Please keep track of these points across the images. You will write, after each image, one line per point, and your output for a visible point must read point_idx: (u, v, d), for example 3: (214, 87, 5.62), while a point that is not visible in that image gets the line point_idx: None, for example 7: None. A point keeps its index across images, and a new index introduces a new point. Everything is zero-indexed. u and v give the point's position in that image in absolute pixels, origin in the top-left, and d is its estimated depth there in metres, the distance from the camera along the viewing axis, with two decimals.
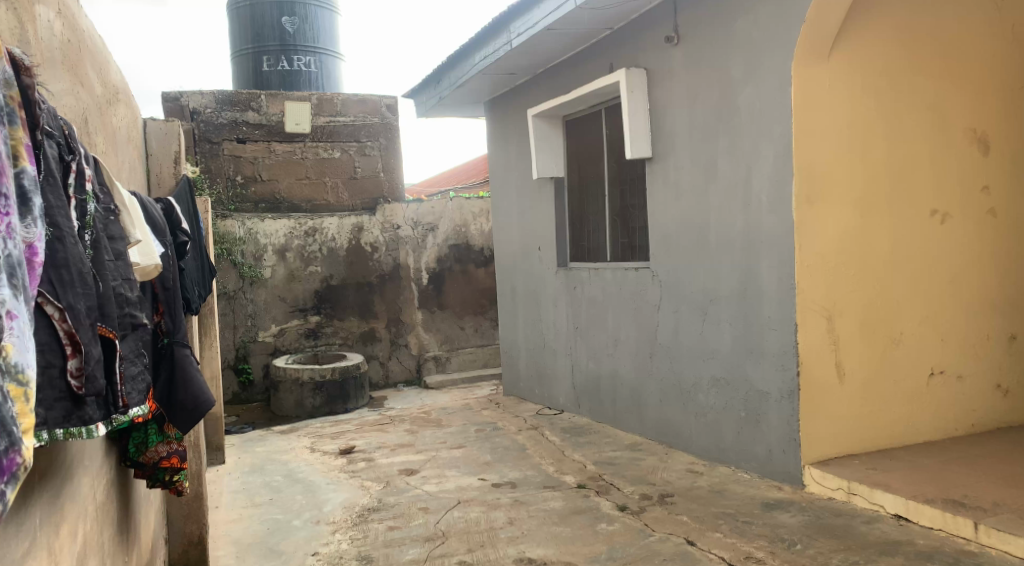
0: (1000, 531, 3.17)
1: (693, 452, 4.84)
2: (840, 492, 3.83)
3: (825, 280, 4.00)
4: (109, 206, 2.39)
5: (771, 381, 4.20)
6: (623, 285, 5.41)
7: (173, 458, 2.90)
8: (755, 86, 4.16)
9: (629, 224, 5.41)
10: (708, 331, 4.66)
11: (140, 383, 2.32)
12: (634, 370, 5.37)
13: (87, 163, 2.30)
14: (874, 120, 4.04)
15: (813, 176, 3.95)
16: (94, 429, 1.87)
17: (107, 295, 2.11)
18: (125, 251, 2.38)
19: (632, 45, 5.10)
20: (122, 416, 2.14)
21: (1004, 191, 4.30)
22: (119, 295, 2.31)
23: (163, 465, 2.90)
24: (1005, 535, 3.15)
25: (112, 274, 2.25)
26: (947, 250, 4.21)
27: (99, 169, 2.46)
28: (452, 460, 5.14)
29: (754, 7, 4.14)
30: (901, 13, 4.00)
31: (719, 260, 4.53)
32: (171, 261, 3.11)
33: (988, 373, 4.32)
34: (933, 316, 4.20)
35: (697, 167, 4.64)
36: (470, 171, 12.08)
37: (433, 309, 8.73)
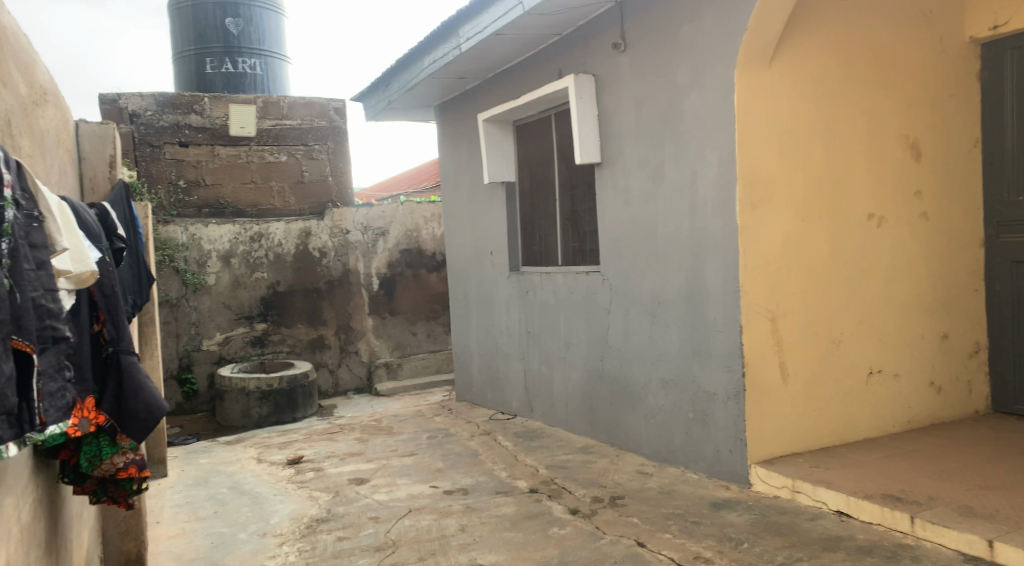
0: (935, 524, 3.28)
1: (644, 453, 4.88)
2: (784, 490, 3.92)
3: (769, 282, 4.10)
4: (31, 213, 2.21)
5: (718, 382, 4.28)
6: (575, 289, 5.44)
7: (130, 468, 2.80)
8: (700, 93, 4.25)
9: (580, 228, 5.45)
10: (657, 333, 4.72)
11: (60, 400, 2.24)
12: (586, 373, 5.40)
13: (6, 167, 2.14)
14: (813, 127, 4.17)
15: (756, 181, 4.05)
16: (6, 449, 1.96)
17: (22, 308, 2.05)
18: (48, 261, 2.21)
19: (581, 51, 5.16)
20: (38, 435, 2.11)
21: (935, 195, 4.50)
22: (38, 307, 2.15)
23: (121, 477, 2.78)
24: (940, 528, 3.26)
25: (30, 285, 2.11)
26: (883, 253, 4.37)
27: (21, 173, 2.27)
28: (404, 468, 5.07)
29: (697, 17, 4.23)
30: (837, 24, 4.15)
31: (668, 264, 4.59)
32: (109, 268, 2.94)
33: (922, 370, 4.49)
34: (871, 317, 4.35)
35: (645, 172, 4.71)
36: (422, 175, 12.00)
37: (385, 315, 8.59)
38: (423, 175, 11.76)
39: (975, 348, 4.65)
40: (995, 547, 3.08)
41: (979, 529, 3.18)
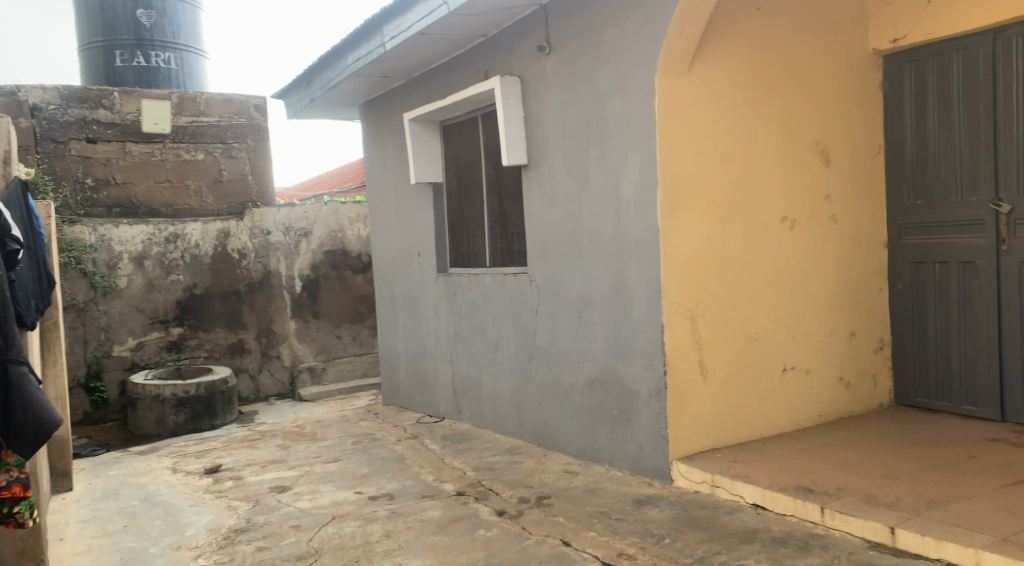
0: (844, 514, 3.42)
1: (570, 452, 4.94)
2: (705, 485, 4.03)
3: (688, 282, 4.20)
4: None
5: (640, 381, 4.36)
6: (503, 290, 5.46)
7: (13, 487, 2.99)
8: (622, 97, 4.33)
9: (507, 230, 5.47)
10: (583, 334, 4.77)
11: None
12: (513, 374, 5.42)
13: None
14: (730, 132, 4.29)
15: (675, 185, 4.15)
16: None
17: None
18: None
19: (506, 53, 5.19)
20: None
21: (844, 199, 4.70)
22: None
23: (4, 494, 2.98)
24: (848, 517, 3.40)
25: None
26: (796, 253, 4.53)
27: None
28: (328, 474, 4.99)
29: (619, 22, 4.30)
30: (751, 33, 4.29)
31: (593, 266, 4.65)
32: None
33: (832, 366, 4.68)
34: (785, 316, 4.51)
35: (570, 174, 4.76)
36: (346, 174, 11.83)
37: (308, 318, 8.42)
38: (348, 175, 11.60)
39: (880, 344, 4.87)
40: (896, 533, 3.23)
41: (882, 517, 3.33)
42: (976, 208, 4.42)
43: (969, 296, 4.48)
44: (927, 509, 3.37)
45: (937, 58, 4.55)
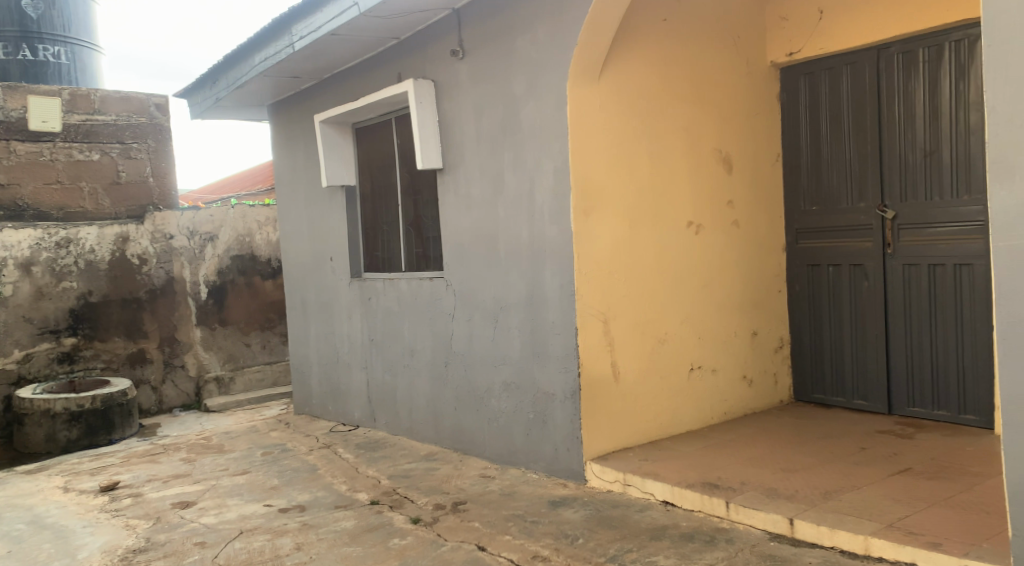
0: (747, 507, 3.53)
1: (486, 456, 4.93)
2: (617, 484, 4.09)
3: (600, 286, 4.26)
4: None
5: (555, 383, 4.39)
6: (418, 295, 5.41)
7: None
8: (535, 103, 4.36)
9: (422, 234, 5.43)
10: (499, 338, 4.77)
11: None
12: (429, 379, 5.38)
13: None
14: (639, 139, 4.38)
15: (587, 190, 4.20)
16: None
17: None
18: None
19: (419, 56, 5.16)
20: None
21: (745, 205, 4.87)
22: None
23: None
24: (751, 510, 3.51)
25: None
26: (701, 257, 4.67)
27: None
28: (236, 488, 4.82)
29: (531, 30, 4.34)
30: (657, 44, 4.40)
31: (508, 270, 4.66)
32: None
33: (736, 364, 4.84)
34: (691, 318, 4.62)
35: (485, 179, 4.76)
36: (255, 176, 11.56)
37: (214, 326, 8.20)
38: (257, 177, 11.34)
39: (779, 343, 5.07)
40: (795, 524, 3.35)
41: (782, 509, 3.46)
42: (864, 214, 4.64)
43: (859, 297, 4.70)
44: (823, 500, 3.52)
45: (829, 73, 4.76)
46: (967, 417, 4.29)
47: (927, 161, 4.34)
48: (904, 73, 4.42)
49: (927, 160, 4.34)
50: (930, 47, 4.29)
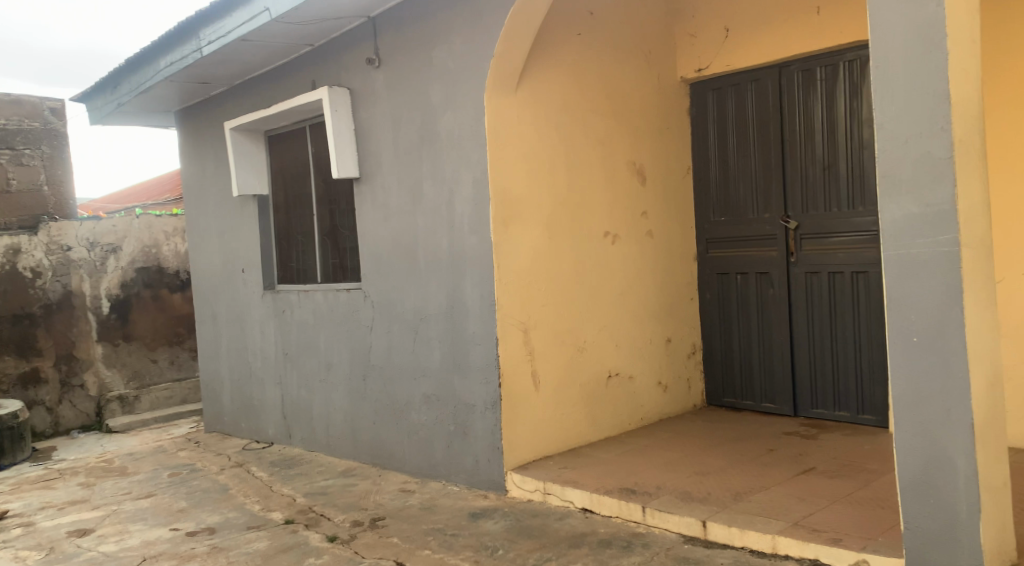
0: (663, 511, 3.58)
1: (405, 470, 4.86)
2: (537, 493, 4.09)
3: (521, 296, 4.26)
4: None
5: (475, 394, 4.36)
6: (334, 307, 5.29)
7: None
8: (453, 114, 4.34)
9: (339, 244, 5.32)
10: (419, 349, 4.71)
11: None
12: (346, 392, 5.26)
13: None
14: (556, 149, 4.42)
15: (506, 200, 4.20)
16: None
17: None
18: None
19: (334, 64, 5.07)
20: None
21: (659, 216, 4.97)
22: None
23: None
24: (666, 514, 3.56)
25: None
26: (617, 267, 4.73)
27: None
28: (139, 512, 4.59)
29: (448, 40, 4.32)
30: (572, 57, 4.46)
31: (427, 281, 4.62)
32: None
33: (652, 371, 4.92)
34: (608, 326, 4.68)
35: (403, 189, 4.71)
36: (163, 184, 11.14)
37: (117, 342, 7.82)
38: (165, 185, 10.93)
39: (692, 349, 5.19)
40: (707, 526, 3.41)
41: (695, 512, 3.52)
42: (769, 224, 4.80)
43: (766, 304, 4.86)
44: (734, 501, 3.61)
45: (735, 88, 4.91)
46: (865, 417, 4.47)
47: (826, 174, 4.52)
48: (803, 90, 4.59)
49: (826, 173, 4.52)
50: (826, 67, 4.47)
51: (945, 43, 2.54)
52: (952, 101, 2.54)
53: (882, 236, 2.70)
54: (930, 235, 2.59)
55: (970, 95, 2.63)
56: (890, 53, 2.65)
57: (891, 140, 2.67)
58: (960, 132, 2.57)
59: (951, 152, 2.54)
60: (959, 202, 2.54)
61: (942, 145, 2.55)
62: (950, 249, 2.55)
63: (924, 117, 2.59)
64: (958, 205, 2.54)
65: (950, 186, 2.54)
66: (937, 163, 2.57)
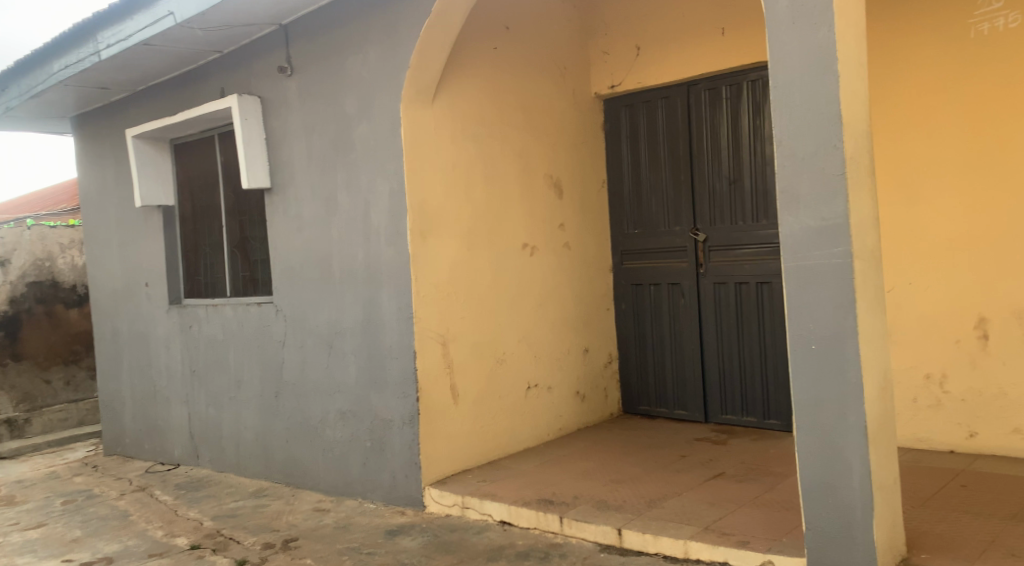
0: (579, 521, 3.60)
1: (320, 489, 4.73)
2: (455, 508, 4.05)
3: (439, 308, 4.22)
4: None
5: (393, 409, 4.29)
6: (245, 321, 5.11)
7: None
8: (368, 124, 4.28)
9: (249, 256, 5.15)
10: (333, 364, 4.61)
11: None
12: (258, 410, 5.09)
13: None
14: (474, 162, 4.42)
15: (423, 212, 4.16)
16: None
17: None
18: None
19: (244, 72, 4.94)
20: None
21: (575, 228, 5.04)
22: None
23: None
24: (583, 524, 3.59)
25: None
26: (535, 278, 4.76)
27: None
28: (28, 543, 4.30)
29: (363, 50, 4.27)
30: (488, 70, 4.48)
31: (343, 294, 4.52)
32: None
33: (569, 380, 4.97)
34: (527, 337, 4.70)
35: (317, 200, 4.61)
36: (59, 193, 10.57)
37: (5, 362, 7.33)
38: (60, 194, 10.36)
39: (609, 358, 5.27)
40: (622, 534, 3.46)
41: (611, 520, 3.56)
42: (680, 236, 4.93)
43: (678, 313, 4.98)
44: (648, 508, 3.67)
45: (646, 105, 5.04)
46: (770, 421, 4.63)
47: (732, 189, 4.68)
48: (710, 108, 4.74)
49: (732, 188, 4.68)
50: (731, 86, 4.63)
51: (836, 67, 2.68)
52: (844, 120, 2.68)
53: (782, 250, 2.82)
54: (828, 248, 2.72)
55: (859, 116, 2.78)
56: (788, 74, 2.78)
57: (789, 158, 2.80)
58: (851, 151, 2.71)
59: (843, 170, 2.68)
60: (850, 216, 2.68)
61: (835, 163, 2.69)
62: (844, 261, 2.69)
63: (820, 135, 2.72)
64: (850, 220, 2.68)
65: (843, 202, 2.68)
66: (831, 179, 2.70)
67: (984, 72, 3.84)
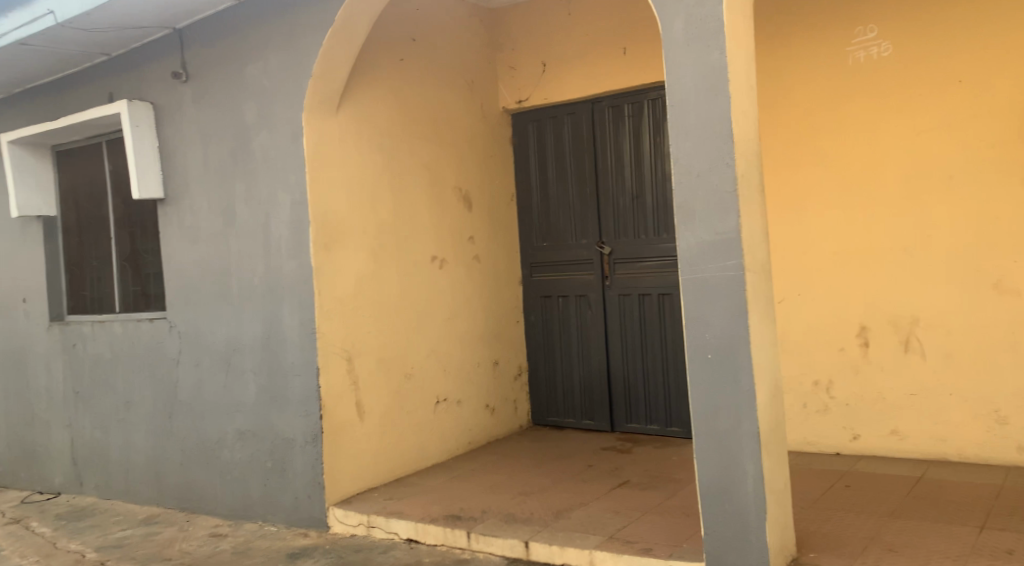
0: (486, 535, 3.59)
1: (218, 513, 4.52)
2: (360, 527, 3.96)
3: (343, 323, 4.13)
4: None
5: (295, 427, 4.15)
6: (135, 339, 4.84)
7: None
8: (268, 133, 4.16)
9: (140, 270, 4.89)
10: (232, 382, 4.42)
11: None
12: (149, 432, 4.82)
13: None
14: (380, 174, 4.37)
15: (328, 225, 4.07)
16: None
17: None
18: None
19: (135, 76, 4.71)
20: None
21: (483, 241, 5.05)
22: None
23: None
24: (489, 538, 3.58)
25: None
26: (443, 291, 4.74)
27: None
28: None
29: (263, 57, 4.16)
30: (394, 82, 4.45)
31: (241, 308, 4.36)
32: None
33: (479, 393, 4.96)
34: (435, 350, 4.67)
35: (214, 211, 4.43)
36: None
37: None
38: None
39: (518, 371, 5.30)
40: (530, 546, 3.46)
41: (518, 533, 3.56)
42: (586, 250, 5.03)
43: (585, 325, 5.07)
44: (555, 519, 3.70)
45: (553, 120, 5.13)
46: (673, 429, 4.76)
47: (635, 204, 4.81)
48: (613, 125, 4.87)
49: (635, 203, 4.81)
50: (633, 104, 4.77)
51: (728, 88, 2.81)
52: (735, 140, 2.81)
53: (679, 263, 2.92)
54: (723, 261, 2.83)
55: (749, 135, 2.92)
56: (684, 95, 2.89)
57: (687, 174, 2.91)
58: (742, 168, 2.84)
59: (735, 187, 2.81)
60: (742, 230, 2.80)
61: (728, 180, 2.82)
62: (737, 273, 2.81)
63: (715, 153, 2.84)
64: (742, 234, 2.81)
65: (735, 217, 2.81)
66: (725, 196, 2.82)
67: (861, 97, 4.12)
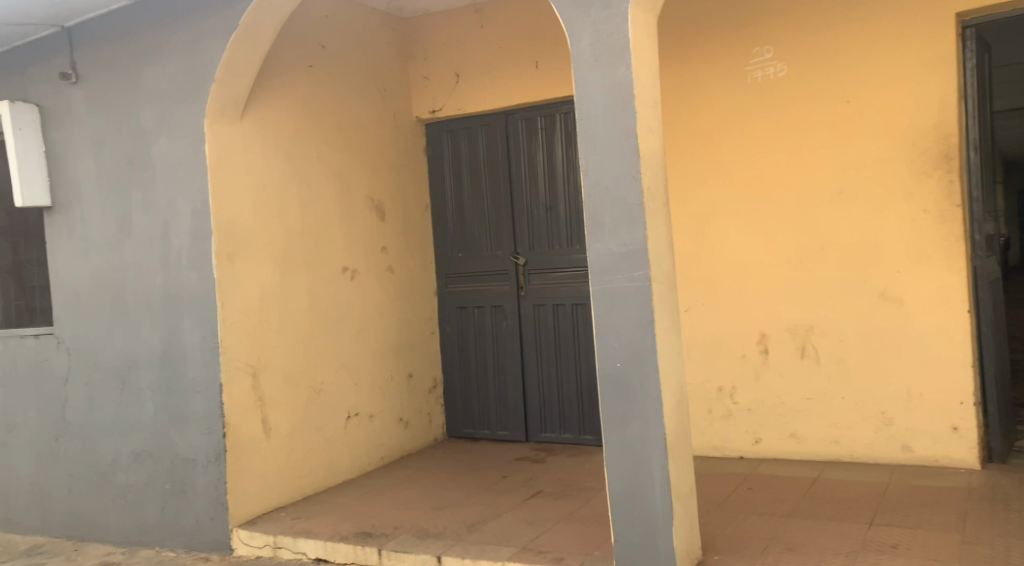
0: (398, 552, 3.51)
1: (110, 541, 4.25)
2: (266, 548, 3.80)
3: (248, 336, 3.98)
4: None
5: (196, 447, 3.96)
6: (18, 357, 4.51)
7: None
8: (166, 139, 3.98)
9: (24, 283, 4.57)
10: (127, 401, 4.18)
11: None
12: (33, 456, 4.49)
13: None
14: (288, 183, 4.24)
15: (232, 235, 3.92)
16: None
17: None
18: None
19: (18, 77, 4.43)
20: None
21: (395, 251, 4.98)
22: None
23: None
24: (401, 554, 3.50)
25: None
26: (354, 303, 4.65)
27: None
28: None
29: (160, 60, 3.98)
30: (302, 90, 4.34)
31: (138, 322, 4.13)
32: None
33: (392, 407, 4.87)
34: (347, 364, 4.56)
35: (108, 219, 4.19)
36: None
37: None
38: None
39: (433, 383, 5.24)
40: (443, 560, 3.40)
41: (431, 548, 3.50)
42: (501, 261, 5.04)
43: (499, 336, 5.08)
44: (469, 532, 3.66)
45: (467, 131, 5.12)
46: (585, 438, 4.81)
47: (548, 215, 4.86)
48: (525, 137, 4.91)
49: (548, 214, 4.86)
50: (544, 117, 4.83)
51: (633, 104, 2.87)
52: (641, 153, 2.87)
53: (590, 274, 2.96)
54: (632, 270, 2.89)
55: (655, 149, 3.00)
56: (591, 109, 2.95)
57: (595, 187, 2.95)
58: (648, 181, 2.91)
59: (641, 199, 2.87)
60: (648, 241, 2.87)
61: (634, 192, 2.88)
62: (643, 283, 2.86)
63: (621, 166, 2.90)
64: (648, 245, 2.87)
65: (641, 229, 2.87)
66: (631, 208, 2.88)
67: (758, 115, 4.31)
